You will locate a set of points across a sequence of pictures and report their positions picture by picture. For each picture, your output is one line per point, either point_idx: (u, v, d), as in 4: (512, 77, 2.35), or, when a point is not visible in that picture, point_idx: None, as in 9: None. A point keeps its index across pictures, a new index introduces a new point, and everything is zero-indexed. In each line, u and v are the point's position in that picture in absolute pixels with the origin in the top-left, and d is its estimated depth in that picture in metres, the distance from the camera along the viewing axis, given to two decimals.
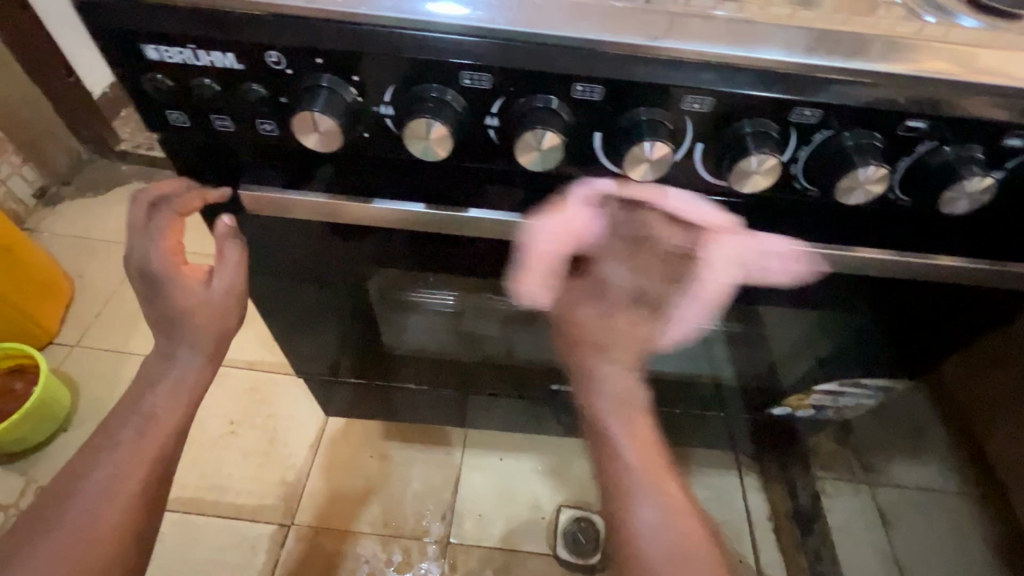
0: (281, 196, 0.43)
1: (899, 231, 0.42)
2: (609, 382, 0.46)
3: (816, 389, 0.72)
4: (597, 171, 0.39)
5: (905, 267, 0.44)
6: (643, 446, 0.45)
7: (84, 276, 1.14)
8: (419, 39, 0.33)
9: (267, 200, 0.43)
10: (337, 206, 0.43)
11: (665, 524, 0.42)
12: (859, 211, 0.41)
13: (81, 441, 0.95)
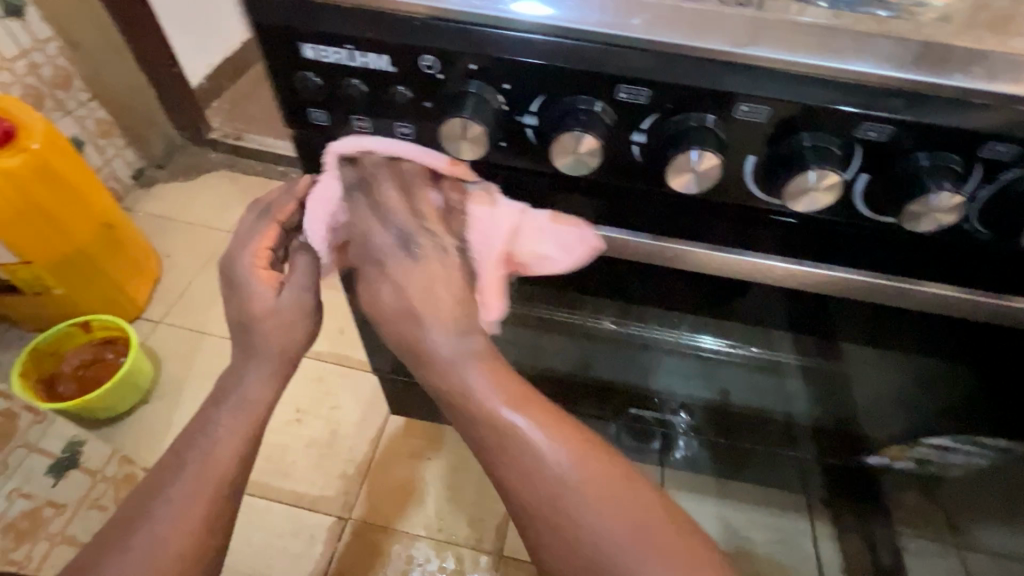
0: None
1: (960, 268, 0.39)
2: (496, 389, 0.39)
3: (924, 442, 0.67)
4: (744, 198, 0.36)
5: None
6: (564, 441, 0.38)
7: (171, 256, 1.20)
8: (525, 41, 0.32)
9: None
10: None
11: (619, 524, 0.36)
12: (937, 250, 0.38)
13: (160, 414, 0.99)
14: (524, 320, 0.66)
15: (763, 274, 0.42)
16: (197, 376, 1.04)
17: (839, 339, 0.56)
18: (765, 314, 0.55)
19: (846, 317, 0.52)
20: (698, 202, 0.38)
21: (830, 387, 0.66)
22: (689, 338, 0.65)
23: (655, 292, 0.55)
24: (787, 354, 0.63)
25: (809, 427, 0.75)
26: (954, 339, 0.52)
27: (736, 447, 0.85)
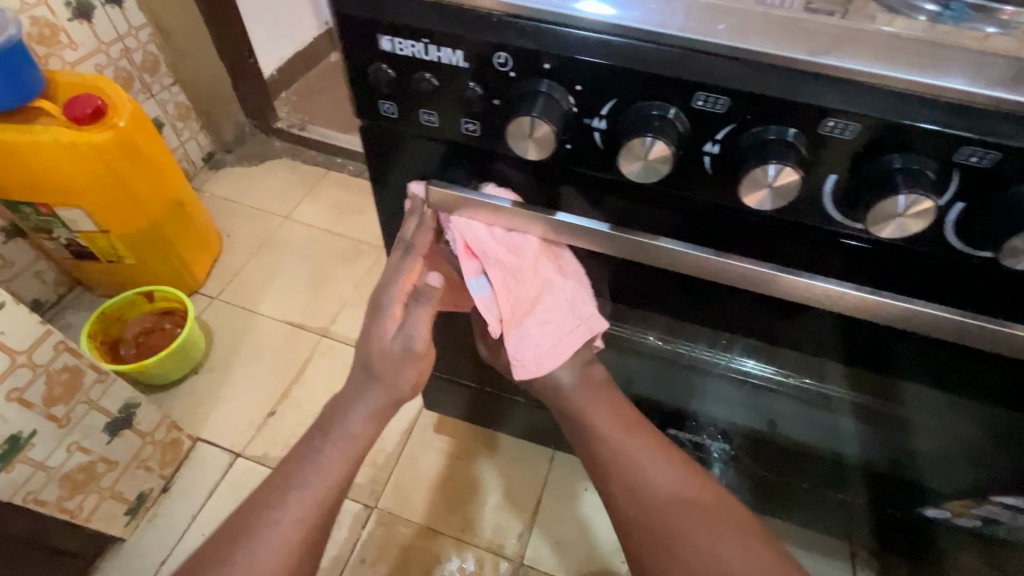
0: (458, 192, 0.41)
1: None
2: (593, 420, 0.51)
3: (991, 500, 0.61)
4: (819, 220, 0.34)
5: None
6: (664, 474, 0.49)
7: (231, 237, 1.26)
8: (599, 41, 0.31)
9: (443, 194, 0.41)
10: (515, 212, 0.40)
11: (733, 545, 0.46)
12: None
13: (208, 386, 1.04)
14: None
15: (837, 306, 0.37)
16: (245, 353, 1.08)
17: (904, 379, 0.52)
18: (827, 345, 0.52)
19: (918, 355, 0.48)
20: (774, 220, 0.36)
21: (888, 429, 0.62)
22: (735, 362, 0.62)
23: (710, 311, 0.52)
24: (840, 390, 0.59)
25: (858, 469, 0.71)
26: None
27: (775, 480, 0.81)
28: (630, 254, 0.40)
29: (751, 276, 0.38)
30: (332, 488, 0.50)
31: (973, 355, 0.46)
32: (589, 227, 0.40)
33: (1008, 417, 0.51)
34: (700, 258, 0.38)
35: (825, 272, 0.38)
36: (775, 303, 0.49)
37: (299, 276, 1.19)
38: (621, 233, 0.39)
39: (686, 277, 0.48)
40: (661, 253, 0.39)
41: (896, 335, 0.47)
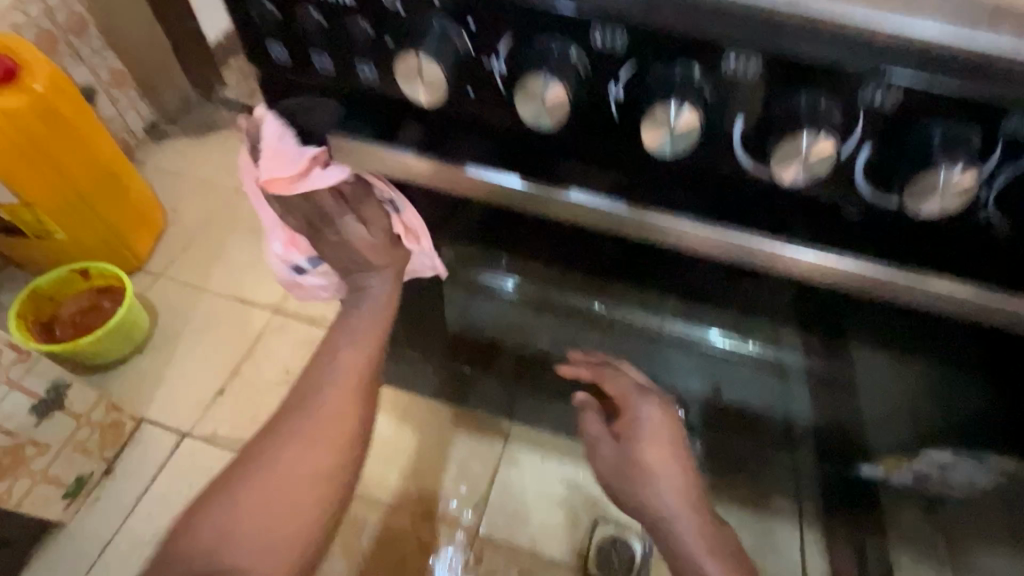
0: (363, 146, 0.40)
1: (973, 261, 0.34)
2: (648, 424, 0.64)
3: (921, 456, 0.63)
4: (730, 168, 0.33)
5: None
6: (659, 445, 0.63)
7: (176, 211, 1.20)
8: None
9: (349, 150, 0.40)
10: (423, 167, 0.40)
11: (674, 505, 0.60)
12: (951, 237, 0.34)
13: (152, 365, 1.00)
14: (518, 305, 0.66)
15: (755, 259, 0.38)
16: (193, 331, 1.04)
17: (845, 340, 0.52)
18: (773, 307, 0.51)
19: (857, 315, 0.48)
20: (691, 167, 0.34)
21: (836, 392, 0.62)
22: (683, 329, 0.62)
23: (651, 272, 0.51)
24: (794, 355, 0.59)
25: (803, 430, 0.72)
26: (969, 348, 0.47)
27: (727, 444, 0.82)
28: (547, 210, 0.40)
29: (670, 232, 0.38)
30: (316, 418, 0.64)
31: (904, 312, 0.46)
32: (503, 183, 0.39)
33: (936, 375, 0.51)
34: (617, 212, 0.38)
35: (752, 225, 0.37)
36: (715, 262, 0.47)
37: (250, 251, 1.15)
38: (536, 188, 0.38)
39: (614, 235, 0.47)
40: (576, 205, 0.39)
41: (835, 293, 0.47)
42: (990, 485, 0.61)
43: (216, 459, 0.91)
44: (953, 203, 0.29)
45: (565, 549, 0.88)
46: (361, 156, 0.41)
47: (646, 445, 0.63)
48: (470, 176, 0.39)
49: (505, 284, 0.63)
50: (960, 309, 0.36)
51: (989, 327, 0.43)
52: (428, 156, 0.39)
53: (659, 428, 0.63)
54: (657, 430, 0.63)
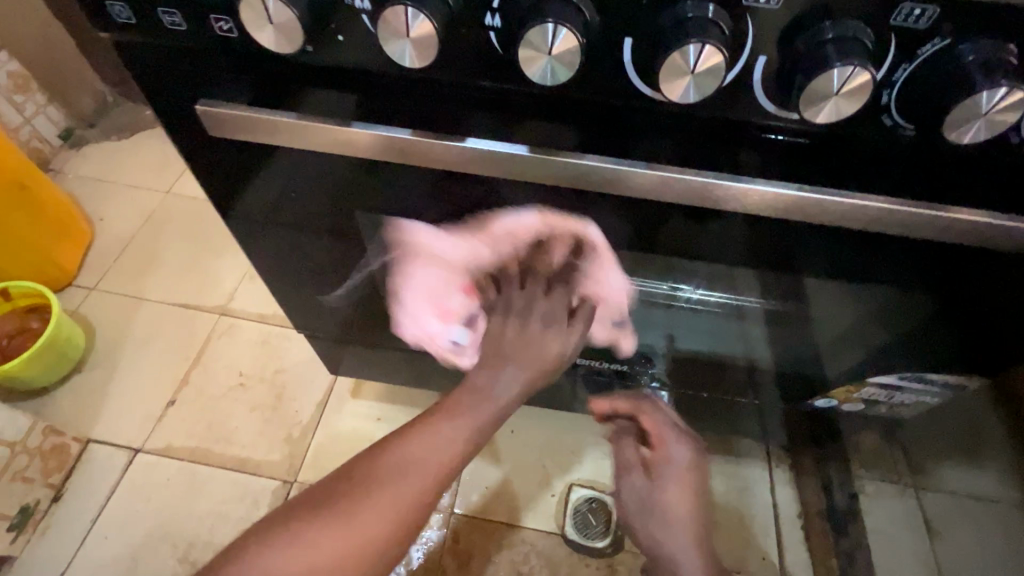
0: (242, 113, 0.37)
1: (892, 174, 0.34)
2: (676, 457, 0.77)
3: (869, 382, 0.64)
4: (623, 96, 0.31)
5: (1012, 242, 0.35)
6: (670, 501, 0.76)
7: (104, 219, 1.13)
8: None
9: (227, 118, 0.37)
10: (306, 128, 0.37)
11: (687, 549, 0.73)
12: (865, 149, 0.33)
13: (93, 384, 0.95)
14: None
15: (663, 196, 0.36)
16: (135, 343, 0.99)
17: (794, 272, 0.50)
18: (720, 250, 0.49)
19: (800, 249, 0.47)
20: (590, 101, 0.32)
21: (790, 330, 0.62)
22: (634, 283, 0.60)
23: (586, 225, 0.48)
24: (751, 297, 0.59)
25: (763, 372, 0.72)
26: (907, 267, 0.46)
27: (692, 395, 0.81)
28: (444, 162, 0.37)
29: (577, 173, 0.36)
30: (473, 427, 0.49)
31: (846, 237, 0.44)
32: (394, 135, 0.36)
33: (879, 296, 0.51)
34: (518, 158, 0.36)
35: (659, 159, 0.35)
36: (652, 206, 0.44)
37: (188, 255, 1.09)
38: (426, 138, 0.36)
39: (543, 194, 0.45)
40: (475, 157, 0.37)
41: (782, 224, 0.44)
42: (936, 401, 0.64)
43: (173, 471, 0.88)
44: (852, 105, 0.27)
45: (541, 516, 0.88)
46: (241, 121, 0.37)
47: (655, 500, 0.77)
48: (360, 130, 0.36)
49: None
50: (884, 225, 0.35)
51: (925, 242, 0.42)
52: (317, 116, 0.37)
53: (682, 471, 0.76)
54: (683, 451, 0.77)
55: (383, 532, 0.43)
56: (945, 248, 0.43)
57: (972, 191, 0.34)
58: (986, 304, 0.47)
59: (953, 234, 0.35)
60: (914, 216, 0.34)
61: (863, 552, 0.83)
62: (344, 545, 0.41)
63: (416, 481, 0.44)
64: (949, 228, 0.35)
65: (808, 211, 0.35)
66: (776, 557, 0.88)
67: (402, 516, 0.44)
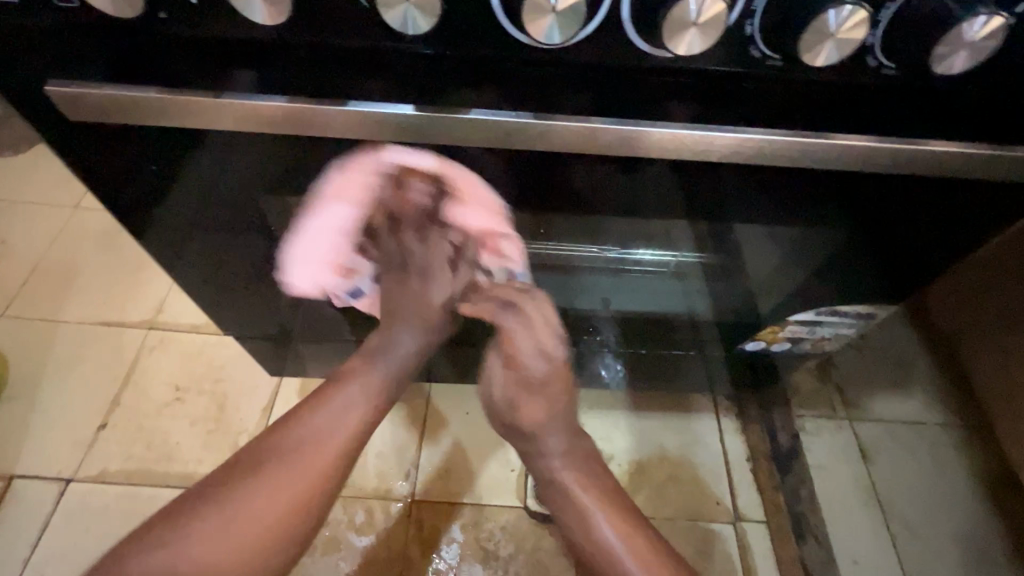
0: (95, 91, 0.35)
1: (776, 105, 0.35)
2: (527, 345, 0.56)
3: (791, 321, 0.68)
4: (497, 44, 0.32)
5: (908, 164, 0.36)
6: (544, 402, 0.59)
7: (6, 240, 1.05)
8: None
9: (79, 99, 0.35)
10: (168, 103, 0.35)
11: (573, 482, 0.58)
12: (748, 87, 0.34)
13: (10, 416, 0.89)
14: None
15: (569, 146, 0.37)
16: (55, 368, 0.93)
17: (719, 220, 0.51)
18: (648, 200, 0.49)
19: (718, 200, 0.49)
20: (481, 57, 0.33)
21: (721, 279, 0.65)
22: (563, 249, 0.61)
23: (511, 186, 0.48)
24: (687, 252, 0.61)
25: (698, 324, 0.74)
26: (822, 202, 0.48)
27: (636, 356, 0.83)
28: (323, 130, 0.36)
29: (478, 128, 0.36)
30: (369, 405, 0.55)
31: (766, 176, 0.45)
32: (285, 105, 0.35)
33: (794, 234, 0.53)
34: (428, 121, 0.36)
35: (565, 109, 0.35)
36: (573, 160, 0.44)
37: (107, 269, 1.03)
38: (302, 104, 0.35)
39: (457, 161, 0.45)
40: (356, 121, 0.36)
41: (700, 169, 0.45)
42: (849, 331, 0.69)
43: (111, 496, 0.83)
44: (708, 35, 0.30)
45: (502, 492, 0.88)
46: (113, 104, 0.35)
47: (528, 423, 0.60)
48: (248, 104, 0.35)
49: None
50: (776, 159, 0.37)
51: (829, 173, 0.44)
52: (198, 91, 0.35)
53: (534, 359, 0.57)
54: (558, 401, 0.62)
55: (291, 500, 0.49)
56: (859, 178, 0.45)
57: (851, 118, 0.36)
58: (889, 232, 0.51)
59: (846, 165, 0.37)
60: (804, 147, 0.36)
61: (805, 486, 0.88)
62: (254, 523, 0.47)
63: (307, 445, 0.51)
64: (849, 155, 0.36)
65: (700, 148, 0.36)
66: (730, 502, 0.90)
67: (300, 485, 0.49)
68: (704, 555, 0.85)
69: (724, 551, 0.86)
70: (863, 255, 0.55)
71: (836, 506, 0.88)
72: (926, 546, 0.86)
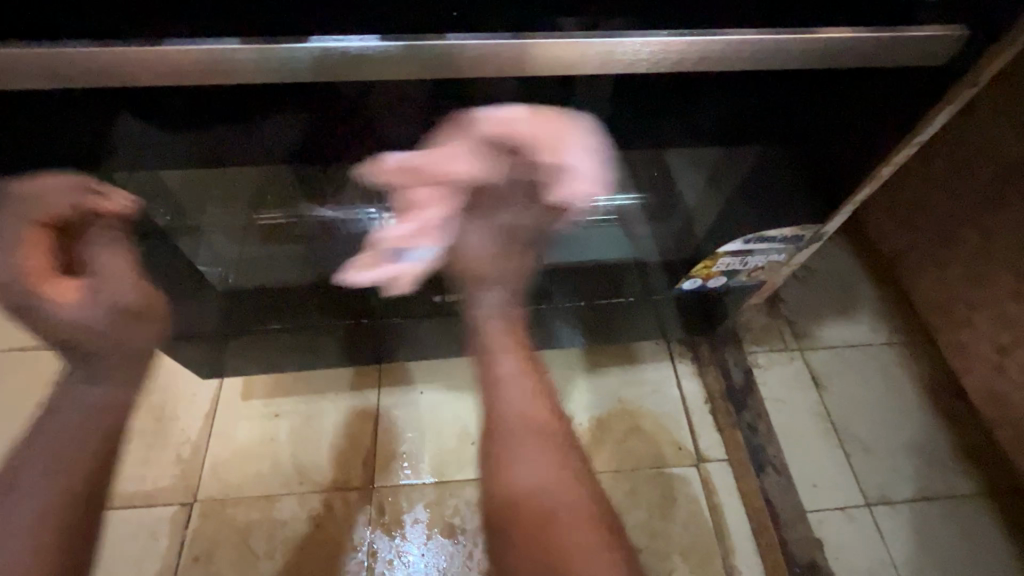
0: None
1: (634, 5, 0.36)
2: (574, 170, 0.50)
3: (722, 253, 0.67)
4: None
5: (761, 50, 0.38)
6: (514, 373, 0.59)
7: None
8: None
9: None
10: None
11: (540, 467, 0.54)
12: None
13: None
14: (328, 236, 0.62)
15: (450, 70, 0.37)
16: None
17: (635, 149, 0.49)
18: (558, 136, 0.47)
19: (630, 132, 0.47)
20: None
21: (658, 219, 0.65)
22: (481, 204, 0.59)
23: (407, 137, 0.45)
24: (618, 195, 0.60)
25: (637, 271, 0.73)
26: (740, 116, 0.46)
27: (581, 311, 0.81)
28: (158, 76, 0.35)
29: (350, 58, 0.36)
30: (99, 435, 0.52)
31: (668, 94, 0.43)
32: (144, 47, 0.34)
33: (712, 155, 0.51)
34: (300, 57, 0.35)
35: (438, 31, 0.36)
36: (465, 95, 0.41)
37: None
38: (126, 48, 0.34)
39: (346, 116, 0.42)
40: (196, 65, 0.35)
41: (602, 97, 0.43)
42: (780, 256, 0.69)
43: None
44: None
45: (464, 465, 0.86)
46: None
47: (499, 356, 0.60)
48: (78, 52, 0.34)
49: (345, 217, 0.58)
50: (634, 64, 0.38)
51: (723, 87, 0.43)
52: (56, 42, 0.34)
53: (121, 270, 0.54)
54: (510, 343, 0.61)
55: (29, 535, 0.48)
56: (774, 78, 0.43)
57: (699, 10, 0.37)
58: (799, 147, 0.51)
59: (708, 65, 0.39)
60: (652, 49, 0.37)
61: (761, 420, 0.89)
62: None
63: (36, 496, 0.49)
64: (725, 52, 0.38)
65: (559, 58, 0.37)
66: (692, 445, 0.90)
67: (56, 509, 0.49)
68: (670, 499, 0.86)
69: (689, 492, 0.86)
70: (780, 173, 0.54)
71: (790, 432, 0.90)
72: (882, 462, 0.88)
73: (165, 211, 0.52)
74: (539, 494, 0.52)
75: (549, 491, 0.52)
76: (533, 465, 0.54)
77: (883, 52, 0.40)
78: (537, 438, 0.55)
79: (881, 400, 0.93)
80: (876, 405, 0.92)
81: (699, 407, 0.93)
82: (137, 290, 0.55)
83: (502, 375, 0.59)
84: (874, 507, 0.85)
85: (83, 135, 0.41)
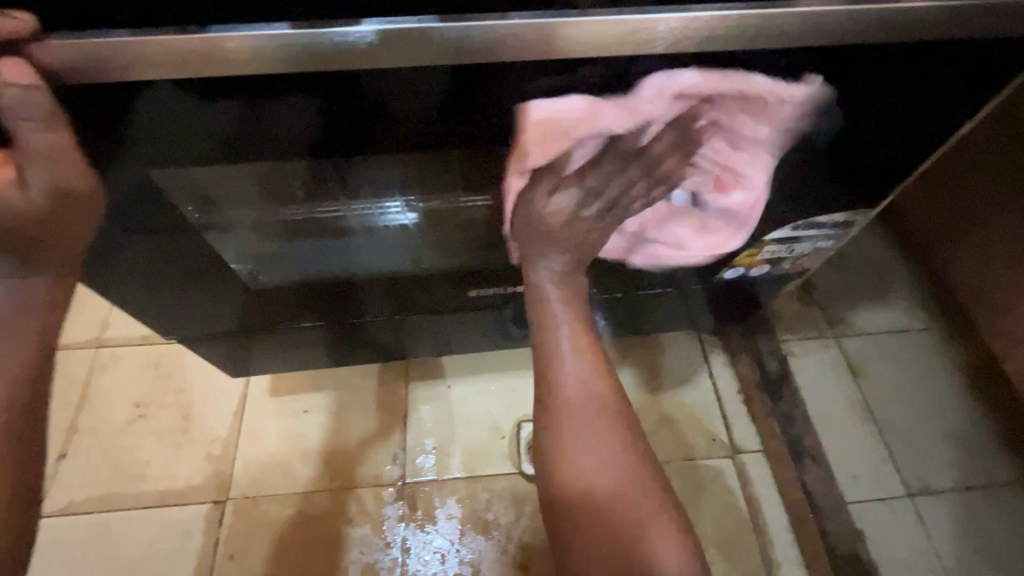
0: None
1: None
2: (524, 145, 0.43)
3: (768, 241, 0.64)
4: None
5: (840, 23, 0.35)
6: (580, 354, 0.51)
7: None
8: None
9: None
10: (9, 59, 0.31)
11: (580, 382, 0.51)
12: None
13: None
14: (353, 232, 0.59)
15: (493, 55, 0.34)
16: None
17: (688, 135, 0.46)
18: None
19: (687, 118, 0.44)
20: None
21: None
22: None
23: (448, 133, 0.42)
24: None
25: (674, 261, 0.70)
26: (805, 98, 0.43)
27: (614, 302, 0.79)
28: (196, 67, 0.33)
29: (403, 42, 0.33)
30: None
31: (730, 79, 0.40)
32: (177, 37, 0.31)
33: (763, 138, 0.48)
34: (351, 40, 0.33)
35: (497, 10, 0.33)
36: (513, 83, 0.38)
37: None
38: (161, 36, 0.31)
39: (384, 109, 0.39)
40: (240, 54, 0.32)
41: (663, 83, 0.40)
42: (827, 243, 0.66)
43: (84, 527, 0.79)
44: None
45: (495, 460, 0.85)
46: None
47: (557, 307, 0.52)
48: (110, 43, 0.31)
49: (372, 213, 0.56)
50: (704, 41, 0.35)
51: (794, 69, 0.40)
52: (89, 33, 0.32)
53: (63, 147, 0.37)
54: (572, 317, 0.52)
55: None
56: (848, 57, 0.39)
57: None
58: (863, 130, 0.48)
59: (782, 42, 0.36)
60: (727, 24, 0.34)
61: (798, 410, 0.87)
62: None
63: None
64: (799, 26, 0.35)
65: (628, 37, 0.34)
66: (726, 436, 0.88)
67: None
68: (704, 491, 0.85)
69: (725, 484, 0.85)
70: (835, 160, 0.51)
71: (827, 422, 0.88)
72: (923, 451, 0.86)
73: (191, 206, 0.49)
74: (613, 502, 0.48)
75: (619, 498, 0.48)
76: (599, 460, 0.49)
77: (957, 21, 0.37)
78: (602, 431, 0.50)
79: (920, 388, 0.90)
80: (915, 393, 0.90)
81: (732, 397, 0.91)
82: (87, 181, 0.41)
83: (566, 363, 0.51)
84: (916, 498, 0.83)
85: (103, 130, 0.38)
